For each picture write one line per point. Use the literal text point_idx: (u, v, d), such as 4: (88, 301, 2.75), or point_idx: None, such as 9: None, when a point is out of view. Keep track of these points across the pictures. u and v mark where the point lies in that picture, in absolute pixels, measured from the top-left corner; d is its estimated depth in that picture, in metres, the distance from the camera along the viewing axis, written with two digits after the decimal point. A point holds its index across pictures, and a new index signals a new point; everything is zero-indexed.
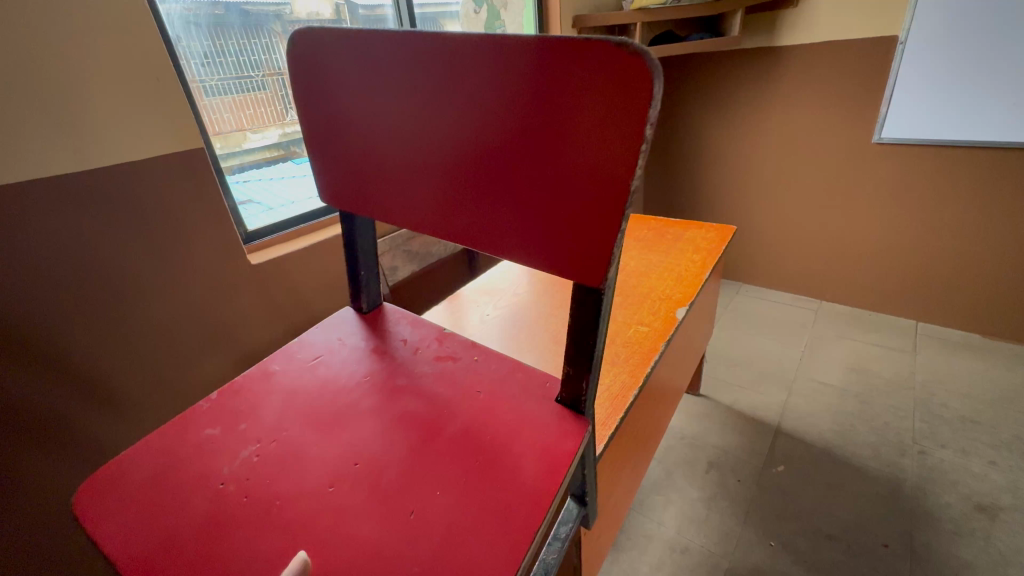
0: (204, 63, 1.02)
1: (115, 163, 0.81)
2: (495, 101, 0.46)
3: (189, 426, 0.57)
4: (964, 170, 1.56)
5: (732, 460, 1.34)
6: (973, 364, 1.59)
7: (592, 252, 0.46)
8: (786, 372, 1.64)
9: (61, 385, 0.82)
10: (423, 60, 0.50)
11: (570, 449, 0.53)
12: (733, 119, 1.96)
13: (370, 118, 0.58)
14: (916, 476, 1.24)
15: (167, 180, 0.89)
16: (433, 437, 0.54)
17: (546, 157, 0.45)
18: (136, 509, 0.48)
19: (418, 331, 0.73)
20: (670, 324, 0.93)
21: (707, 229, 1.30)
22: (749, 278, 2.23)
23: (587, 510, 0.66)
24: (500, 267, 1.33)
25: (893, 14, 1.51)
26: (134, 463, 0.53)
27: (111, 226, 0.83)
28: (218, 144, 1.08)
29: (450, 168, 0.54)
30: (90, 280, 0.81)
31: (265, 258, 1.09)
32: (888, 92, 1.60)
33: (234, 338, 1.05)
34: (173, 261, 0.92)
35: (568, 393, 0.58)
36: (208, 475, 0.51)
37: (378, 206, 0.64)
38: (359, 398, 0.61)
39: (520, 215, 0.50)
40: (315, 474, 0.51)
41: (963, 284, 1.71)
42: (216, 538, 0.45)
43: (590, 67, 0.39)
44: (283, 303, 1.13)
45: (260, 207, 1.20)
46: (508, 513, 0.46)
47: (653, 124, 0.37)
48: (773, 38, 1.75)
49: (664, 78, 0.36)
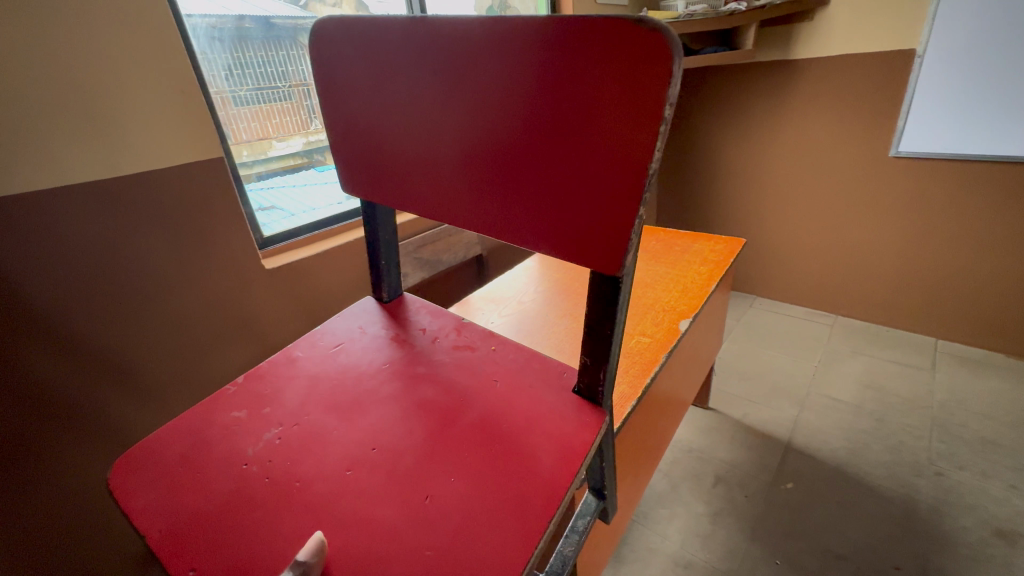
0: (232, 73, 1.07)
1: (147, 167, 0.86)
2: (510, 85, 0.48)
3: (216, 408, 0.60)
4: (984, 185, 1.53)
5: (740, 474, 1.32)
6: (996, 384, 1.55)
7: (610, 233, 0.47)
8: (798, 387, 1.62)
9: (92, 372, 0.86)
10: (442, 47, 0.52)
11: (587, 440, 0.55)
12: (747, 131, 1.96)
13: (392, 102, 0.60)
14: (932, 497, 1.20)
15: (194, 184, 0.93)
16: (451, 425, 0.57)
17: (565, 138, 0.46)
18: (167, 486, 0.51)
19: (437, 321, 0.76)
20: (672, 336, 0.94)
21: (716, 240, 1.30)
22: (763, 291, 2.21)
23: (605, 504, 0.70)
24: (508, 275, 1.35)
25: (910, 27, 1.50)
26: (164, 443, 0.56)
27: (144, 225, 0.88)
28: (242, 152, 1.13)
29: (469, 150, 0.55)
30: (121, 275, 0.86)
31: (280, 263, 1.12)
32: (905, 105, 1.58)
33: (251, 337, 1.09)
34: (197, 260, 0.96)
35: (585, 384, 0.60)
36: (234, 455, 0.54)
37: (397, 194, 0.66)
38: (379, 384, 0.63)
39: (534, 199, 0.52)
40: (335, 458, 0.53)
41: (986, 301, 1.66)
42: (241, 515, 0.48)
43: (612, 46, 0.40)
44: (297, 307, 1.17)
45: (283, 213, 1.25)
46: (521, 499, 0.48)
47: (672, 103, 0.39)
48: (787, 51, 1.75)
49: (683, 55, 0.37)
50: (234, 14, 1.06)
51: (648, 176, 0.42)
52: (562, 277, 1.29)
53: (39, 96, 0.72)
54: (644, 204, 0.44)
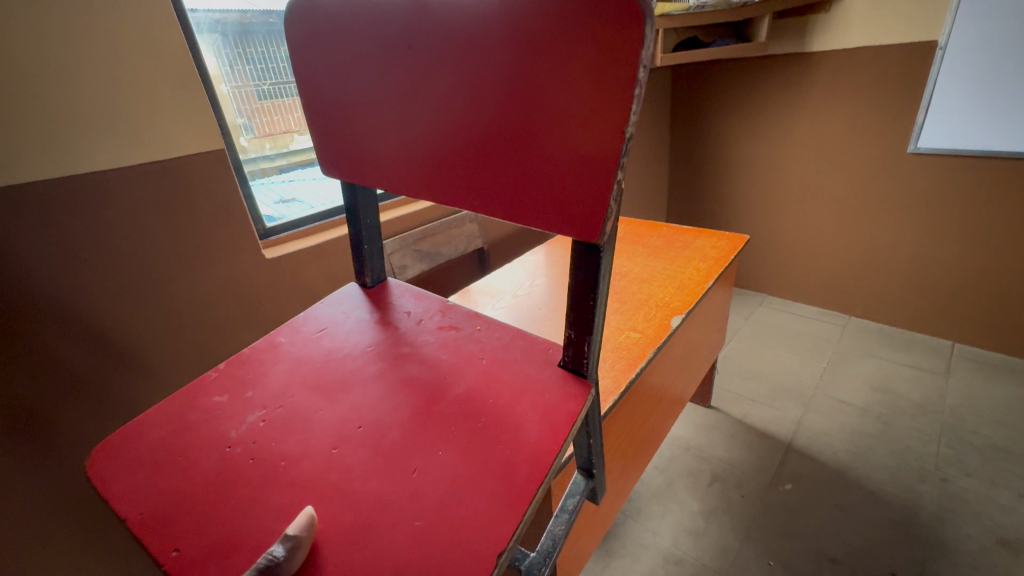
0: (259, 68, 1.15)
1: (155, 157, 0.90)
2: (488, 59, 0.49)
3: (198, 394, 0.62)
4: (1006, 184, 1.47)
5: (737, 474, 1.31)
6: (1014, 389, 1.49)
7: (589, 202, 0.47)
8: (803, 388, 1.59)
9: (102, 351, 0.90)
10: (421, 25, 0.53)
11: (573, 409, 0.56)
12: (760, 125, 1.92)
13: (375, 82, 0.60)
14: (935, 504, 1.17)
15: (194, 175, 0.96)
16: (433, 403, 0.58)
17: (542, 109, 0.47)
18: (149, 471, 0.53)
19: (421, 304, 0.78)
20: (663, 331, 0.93)
21: (718, 237, 1.29)
22: (774, 290, 2.17)
23: (594, 484, 0.71)
24: (506, 268, 1.35)
25: (931, 18, 1.44)
26: (146, 428, 0.58)
27: (152, 213, 0.92)
28: (268, 144, 1.21)
29: (451, 127, 0.56)
30: (128, 263, 0.90)
31: (279, 253, 1.14)
32: (925, 100, 1.53)
33: (258, 322, 1.13)
34: (203, 246, 1.00)
35: (571, 357, 0.61)
36: (217, 438, 0.56)
37: (382, 173, 0.67)
38: (363, 365, 0.65)
39: (514, 172, 0.52)
40: (321, 438, 0.55)
41: (1006, 303, 1.60)
42: (230, 491, 0.50)
43: (584, 14, 0.41)
44: (298, 296, 1.19)
45: (303, 205, 1.31)
46: (508, 469, 0.49)
47: (645, 68, 0.39)
48: (802, 43, 1.71)
49: (654, 19, 0.38)
50: (261, 10, 1.14)
51: (624, 141, 0.43)
52: (561, 270, 1.29)
53: (44, 90, 0.76)
54: (622, 170, 0.44)
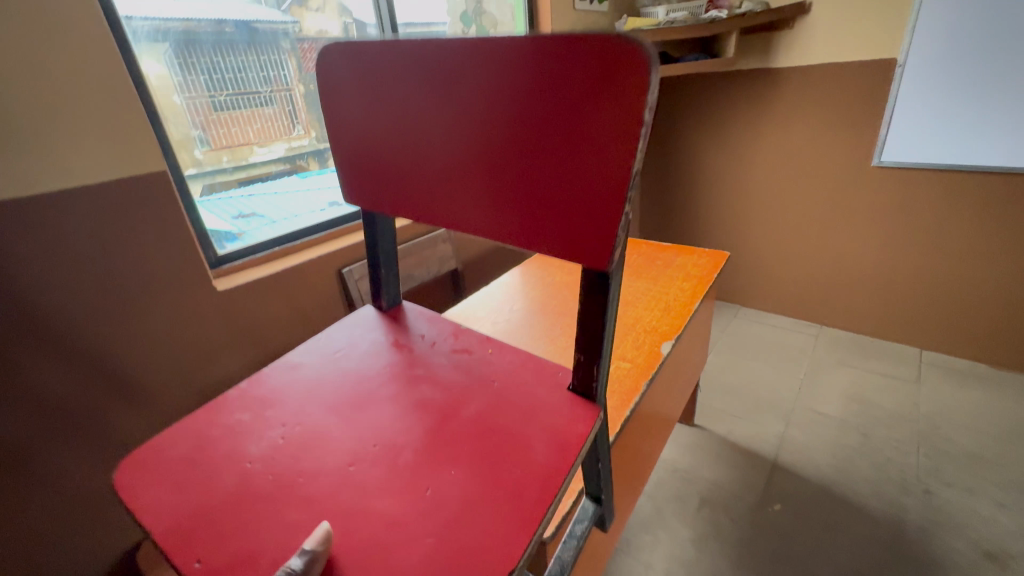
0: (212, 78, 1.05)
1: (105, 176, 0.82)
2: (496, 100, 0.49)
3: (221, 410, 0.59)
4: (965, 196, 1.52)
5: (724, 496, 1.28)
6: (980, 394, 1.54)
7: (597, 231, 0.47)
8: (784, 402, 1.58)
9: (90, 375, 0.86)
10: (429, 66, 0.53)
11: (582, 431, 0.54)
12: (728, 139, 1.93)
13: (381, 117, 0.60)
14: (920, 518, 1.17)
15: (134, 200, 0.86)
16: (447, 421, 0.56)
17: (550, 145, 0.47)
18: (171, 484, 0.50)
19: (435, 327, 0.74)
20: (654, 359, 0.89)
21: (700, 254, 1.26)
22: (747, 301, 2.18)
23: (603, 510, 0.69)
24: (481, 291, 1.28)
25: (891, 36, 1.48)
26: (166, 443, 0.55)
27: (118, 226, 0.85)
28: (224, 157, 1.11)
29: (457, 163, 0.56)
30: (113, 284, 0.86)
31: (234, 285, 1.03)
32: (887, 114, 1.56)
33: (205, 366, 1.02)
34: (168, 268, 0.92)
35: (579, 381, 0.59)
36: (237, 455, 0.53)
37: (390, 202, 0.66)
38: (378, 386, 0.62)
39: (521, 203, 0.52)
40: (337, 455, 0.53)
41: (968, 311, 1.65)
42: (249, 505, 0.48)
43: (591, 61, 0.41)
44: (251, 333, 1.08)
45: (263, 220, 1.22)
46: (518, 487, 0.48)
47: (651, 109, 0.40)
48: (768, 60, 1.74)
49: (659, 65, 0.38)
50: (213, 18, 1.04)
51: (631, 177, 0.43)
52: (543, 292, 1.24)
53: None
54: (628, 202, 0.44)
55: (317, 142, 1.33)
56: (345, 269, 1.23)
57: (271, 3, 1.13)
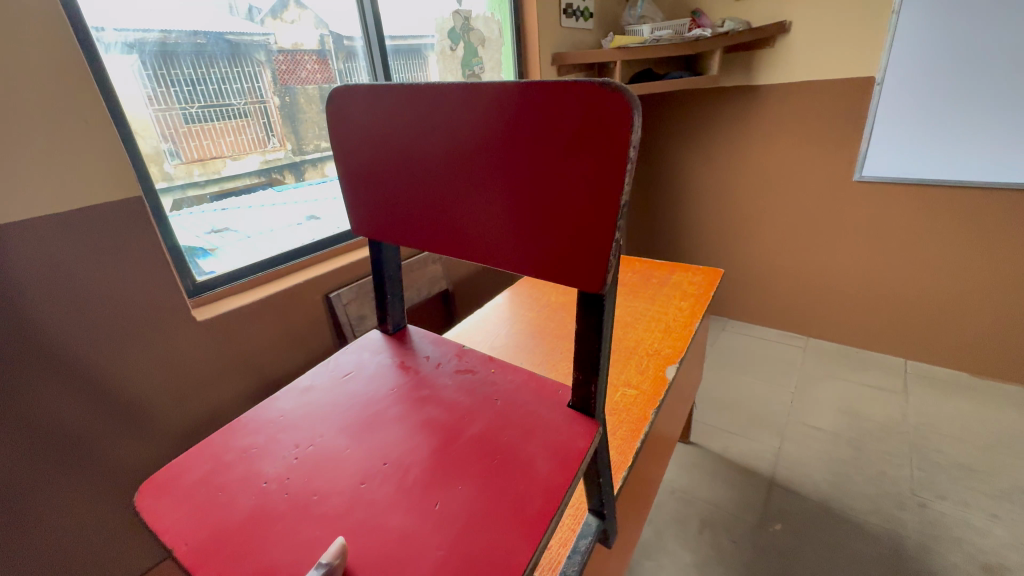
0: (187, 90, 0.99)
1: (80, 201, 0.76)
2: (483, 139, 0.51)
3: (235, 434, 0.58)
4: (944, 209, 1.56)
5: (725, 517, 1.26)
6: (965, 404, 1.56)
7: (588, 264, 0.47)
8: (776, 416, 1.58)
9: (82, 408, 0.80)
10: (419, 107, 0.55)
11: (581, 447, 0.52)
12: (712, 154, 1.95)
13: (379, 151, 0.62)
14: (918, 533, 1.17)
15: (109, 225, 0.80)
16: (454, 439, 0.54)
17: (538, 181, 0.48)
18: (194, 506, 0.49)
19: (440, 348, 0.72)
20: (660, 385, 0.87)
21: (693, 271, 1.26)
22: (734, 314, 2.19)
23: (606, 525, 0.64)
24: (474, 314, 1.24)
25: (868, 56, 1.53)
26: (187, 467, 0.54)
27: (97, 251, 0.79)
28: (195, 170, 1.03)
29: (448, 197, 0.57)
30: (94, 314, 0.80)
31: (215, 314, 0.97)
32: (867, 131, 1.60)
33: (184, 403, 0.95)
34: (149, 297, 0.86)
35: (578, 399, 0.56)
36: (254, 475, 0.52)
37: (389, 233, 0.67)
38: (385, 407, 0.60)
39: (511, 237, 0.53)
40: (347, 474, 0.51)
41: (949, 321, 1.69)
42: (266, 526, 0.46)
43: (574, 104, 0.43)
44: (234, 362, 1.02)
45: (238, 235, 1.15)
46: (522, 501, 0.46)
47: (636, 147, 0.40)
48: (750, 78, 1.77)
49: (641, 107, 0.39)
50: (190, 30, 0.98)
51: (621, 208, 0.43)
52: (538, 314, 1.21)
53: None
54: (619, 229, 0.45)
55: (293, 155, 1.24)
56: (333, 293, 1.19)
57: (245, 14, 1.06)
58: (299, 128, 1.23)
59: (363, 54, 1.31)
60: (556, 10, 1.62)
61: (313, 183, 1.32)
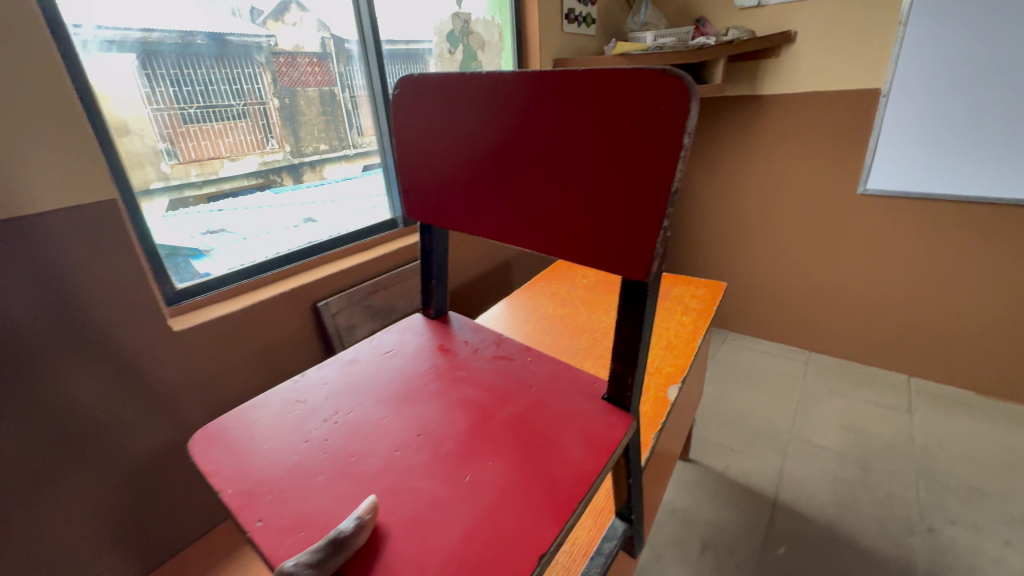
0: (184, 90, 0.95)
1: (62, 201, 0.74)
2: (542, 125, 0.53)
3: (276, 398, 0.63)
4: (952, 223, 1.53)
5: (728, 539, 1.21)
6: (973, 424, 1.53)
7: (636, 246, 0.48)
8: (779, 433, 1.54)
9: (100, 392, 0.83)
10: (485, 94, 0.58)
11: (616, 437, 0.54)
12: (716, 165, 1.92)
13: (443, 137, 0.65)
14: (928, 559, 1.13)
15: (90, 231, 0.78)
16: (489, 418, 0.58)
17: (593, 164, 0.50)
18: (240, 456, 0.54)
19: (479, 335, 0.76)
20: (663, 407, 0.83)
21: (696, 284, 1.22)
22: (736, 327, 2.16)
23: (633, 530, 0.68)
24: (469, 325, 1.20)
25: (875, 67, 1.50)
26: (233, 422, 0.59)
27: (84, 252, 0.77)
28: (193, 171, 1.00)
29: (504, 181, 0.60)
30: (92, 313, 0.80)
31: (189, 324, 0.93)
32: (873, 142, 1.57)
33: (172, 410, 0.93)
34: (135, 300, 0.84)
35: (614, 390, 0.58)
36: (298, 433, 0.57)
37: (437, 221, 0.72)
38: (423, 384, 0.64)
39: (562, 220, 0.55)
40: (385, 440, 0.55)
41: (956, 338, 1.66)
42: (303, 482, 0.50)
43: (635, 89, 0.44)
44: (220, 369, 0.99)
45: (233, 237, 1.11)
46: (554, 484, 0.48)
47: (691, 134, 0.41)
48: (755, 87, 1.74)
49: (698, 95, 0.40)
50: (182, 29, 0.94)
51: (658, 192, 0.45)
52: (535, 326, 1.17)
53: None
54: (667, 217, 0.46)
55: (292, 157, 1.20)
56: (321, 302, 1.14)
57: (249, 16, 1.03)
58: (298, 130, 1.19)
59: (358, 57, 1.25)
60: (558, 14, 1.59)
61: (311, 185, 1.27)
